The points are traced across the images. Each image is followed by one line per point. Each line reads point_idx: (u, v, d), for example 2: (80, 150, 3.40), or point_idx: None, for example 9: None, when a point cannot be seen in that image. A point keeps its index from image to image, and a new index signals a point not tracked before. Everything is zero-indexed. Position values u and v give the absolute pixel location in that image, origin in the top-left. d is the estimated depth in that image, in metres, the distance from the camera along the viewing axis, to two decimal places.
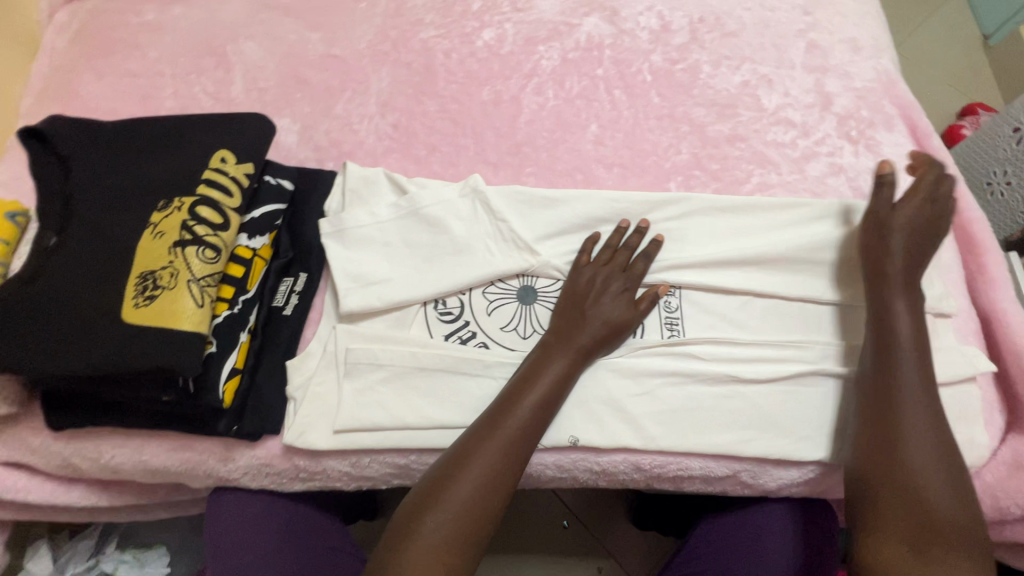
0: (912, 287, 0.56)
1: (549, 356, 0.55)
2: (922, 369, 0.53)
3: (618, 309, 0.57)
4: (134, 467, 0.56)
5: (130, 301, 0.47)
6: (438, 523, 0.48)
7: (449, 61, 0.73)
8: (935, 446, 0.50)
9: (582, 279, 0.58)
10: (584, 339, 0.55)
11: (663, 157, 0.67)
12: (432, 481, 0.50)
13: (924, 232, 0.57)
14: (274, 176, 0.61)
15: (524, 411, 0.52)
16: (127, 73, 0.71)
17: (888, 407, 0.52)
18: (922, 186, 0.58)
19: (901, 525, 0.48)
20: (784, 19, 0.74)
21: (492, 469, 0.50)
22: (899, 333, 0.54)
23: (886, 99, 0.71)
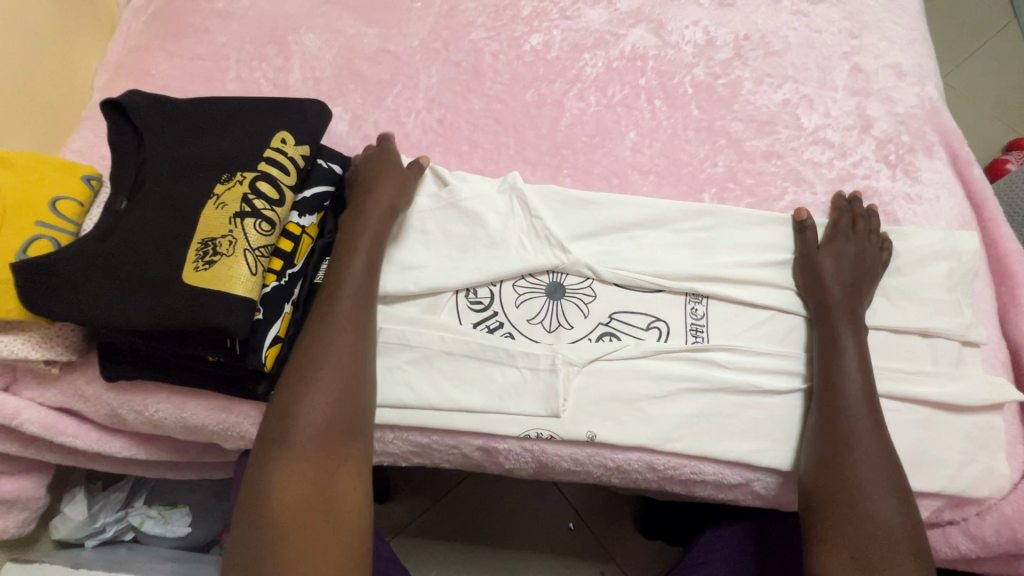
0: (855, 316, 0.58)
1: (353, 239, 0.59)
2: (869, 391, 0.55)
3: (391, 182, 0.62)
4: (175, 422, 0.60)
5: (191, 264, 0.51)
6: (303, 423, 0.51)
7: (497, 62, 0.76)
8: (881, 467, 0.52)
9: (357, 174, 0.64)
10: (382, 209, 0.60)
11: (698, 168, 0.69)
12: (278, 416, 0.52)
13: (854, 265, 0.60)
14: (326, 160, 0.64)
15: (343, 312, 0.55)
16: (196, 56, 0.76)
17: (838, 429, 0.53)
18: (840, 225, 0.63)
19: (850, 542, 0.50)
20: (830, 41, 0.75)
21: (342, 363, 0.53)
22: (846, 361, 0.56)
23: (928, 125, 0.71)
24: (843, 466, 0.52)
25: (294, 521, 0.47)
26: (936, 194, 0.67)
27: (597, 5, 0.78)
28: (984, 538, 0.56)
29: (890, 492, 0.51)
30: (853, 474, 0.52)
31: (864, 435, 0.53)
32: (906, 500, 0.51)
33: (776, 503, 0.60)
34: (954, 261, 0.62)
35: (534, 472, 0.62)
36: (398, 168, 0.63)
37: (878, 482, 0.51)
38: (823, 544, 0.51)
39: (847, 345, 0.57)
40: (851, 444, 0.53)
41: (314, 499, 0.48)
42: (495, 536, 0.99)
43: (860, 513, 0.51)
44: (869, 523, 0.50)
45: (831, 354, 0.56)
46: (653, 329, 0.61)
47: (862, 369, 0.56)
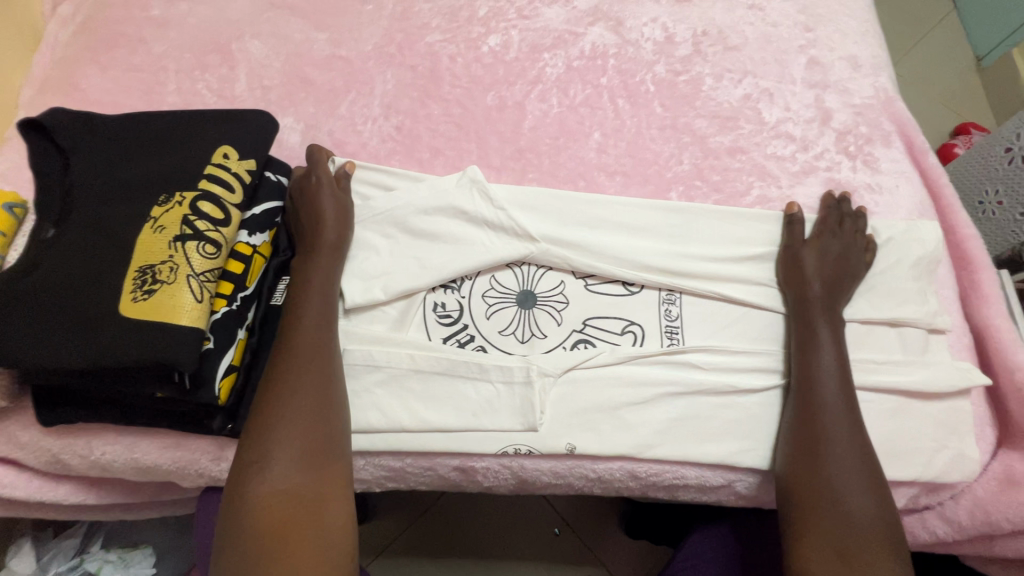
0: (833, 311, 0.58)
1: (306, 266, 0.57)
2: (844, 384, 0.55)
3: (335, 201, 0.59)
4: (125, 464, 0.55)
5: (128, 295, 0.46)
6: (278, 447, 0.48)
7: (454, 65, 0.73)
8: (859, 461, 0.52)
9: (293, 199, 0.60)
10: (329, 236, 0.58)
11: (665, 166, 0.68)
12: (250, 442, 0.48)
13: (835, 257, 0.60)
14: (274, 173, 0.60)
15: (310, 332, 0.53)
16: (131, 67, 0.71)
17: (814, 424, 0.53)
18: (827, 220, 0.63)
19: (832, 536, 0.50)
20: (786, 35, 0.75)
21: (312, 382, 0.51)
22: (822, 356, 0.56)
23: (884, 116, 0.72)
24: (822, 460, 0.52)
25: (280, 545, 0.44)
26: (895, 183, 0.68)
27: (555, 4, 0.76)
28: (959, 521, 0.57)
29: (866, 483, 0.51)
30: (829, 470, 0.51)
31: (841, 430, 0.53)
32: (881, 490, 0.51)
33: (757, 502, 0.60)
34: (918, 249, 0.63)
35: (514, 488, 0.60)
36: (337, 196, 0.59)
37: (856, 476, 0.51)
38: (806, 536, 0.51)
39: (824, 339, 0.56)
40: (829, 439, 0.52)
41: (299, 521, 0.46)
42: (482, 548, 0.98)
43: (838, 509, 0.50)
44: (846, 516, 0.50)
45: (810, 348, 0.56)
46: (628, 334, 0.59)
47: (838, 364, 0.55)
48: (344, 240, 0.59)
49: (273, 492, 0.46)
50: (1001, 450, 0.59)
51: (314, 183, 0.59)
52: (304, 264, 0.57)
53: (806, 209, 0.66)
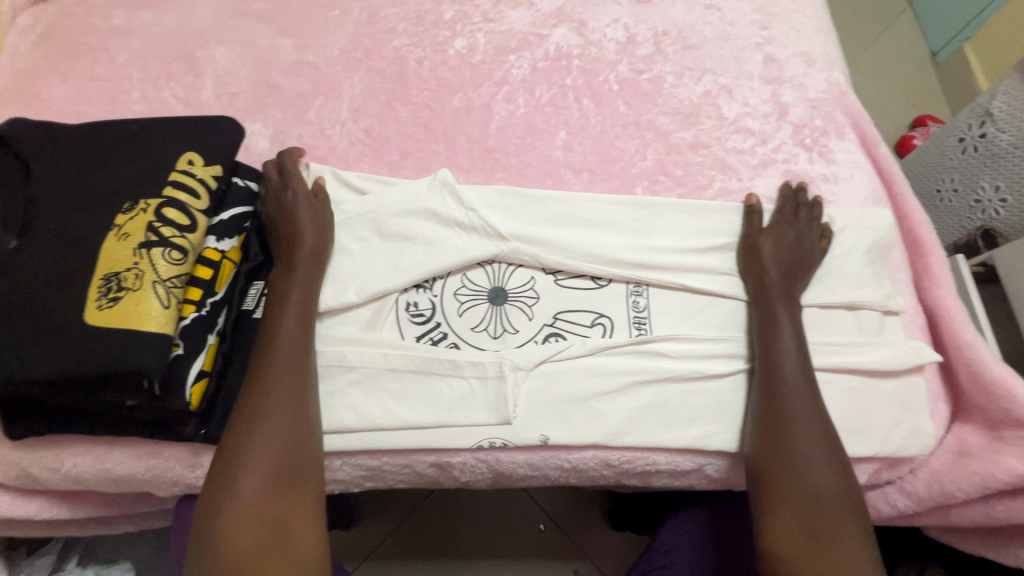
0: (791, 296, 0.61)
1: (284, 281, 0.57)
2: (803, 365, 0.57)
3: (313, 216, 0.59)
4: (97, 476, 0.55)
5: (93, 302, 0.46)
6: (248, 472, 0.48)
7: (422, 68, 0.74)
8: (820, 438, 0.54)
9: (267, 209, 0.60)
10: (306, 250, 0.58)
11: (629, 163, 0.70)
12: (224, 460, 0.49)
13: (793, 246, 0.63)
14: (241, 179, 0.61)
15: (285, 348, 0.53)
16: (94, 77, 0.71)
17: (778, 404, 0.55)
18: (784, 211, 0.65)
19: (799, 512, 0.52)
20: (743, 33, 0.78)
21: (286, 404, 0.51)
22: (781, 338, 0.58)
23: (837, 109, 0.75)
24: (788, 440, 0.54)
25: (247, 569, 0.45)
26: (850, 173, 0.71)
27: (519, 6, 0.78)
28: (918, 494, 0.60)
29: (831, 461, 0.53)
30: (794, 449, 0.53)
31: (802, 409, 0.55)
32: (844, 467, 0.53)
33: (727, 485, 0.61)
34: (871, 235, 0.66)
35: (491, 482, 0.61)
36: (316, 209, 0.60)
37: (818, 453, 0.53)
38: (773, 518, 0.52)
39: (782, 322, 0.59)
40: (791, 419, 0.54)
41: (269, 541, 0.47)
42: (468, 547, 0.98)
43: (802, 485, 0.52)
44: (810, 494, 0.52)
45: (771, 332, 0.58)
46: (597, 326, 0.61)
47: (796, 346, 0.58)
48: (323, 253, 0.59)
49: (243, 516, 0.47)
50: (955, 424, 0.61)
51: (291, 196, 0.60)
52: (282, 276, 0.57)
53: (765, 200, 0.69)
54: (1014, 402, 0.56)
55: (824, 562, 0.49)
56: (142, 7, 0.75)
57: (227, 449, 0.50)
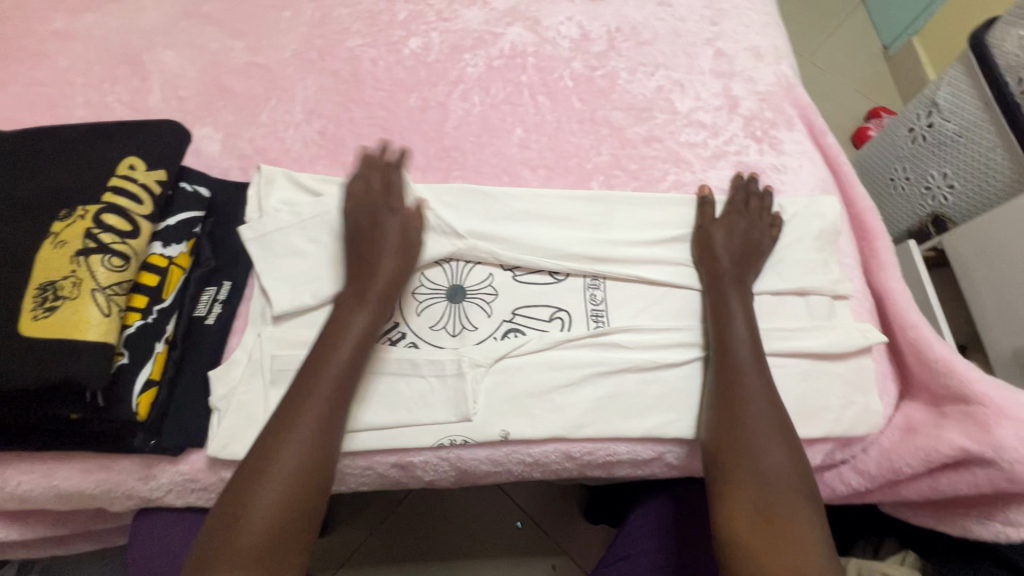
0: (742, 284, 0.62)
1: (346, 311, 0.56)
2: (754, 348, 0.58)
3: (398, 248, 0.58)
4: (44, 493, 0.53)
5: (28, 314, 0.45)
6: (256, 509, 0.46)
7: (376, 69, 0.74)
8: (769, 418, 0.56)
9: (353, 224, 0.59)
10: (379, 282, 0.57)
11: (585, 158, 0.70)
12: (237, 487, 0.47)
13: (744, 234, 0.64)
14: (190, 184, 0.60)
15: (327, 381, 0.52)
16: (34, 83, 0.68)
17: (730, 386, 0.56)
18: (734, 201, 0.67)
19: (752, 492, 0.53)
20: (694, 29, 0.80)
21: (311, 445, 0.49)
22: (734, 323, 0.59)
23: (786, 101, 0.77)
24: (740, 423, 0.55)
25: None
26: (799, 163, 0.73)
27: (473, 5, 0.78)
28: (870, 472, 0.61)
29: (780, 441, 0.55)
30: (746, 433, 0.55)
31: (752, 391, 0.56)
32: (793, 447, 0.55)
33: (688, 471, 0.63)
34: (819, 221, 0.68)
35: (455, 480, 0.61)
36: (405, 239, 0.59)
37: (769, 435, 0.55)
38: (730, 502, 0.53)
39: (734, 307, 0.60)
40: (742, 401, 0.56)
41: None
42: (445, 549, 0.98)
43: (753, 465, 0.53)
44: (763, 476, 0.53)
45: (724, 317, 0.60)
46: (556, 320, 0.61)
47: (748, 333, 0.59)
48: (394, 292, 0.58)
49: (245, 546, 0.45)
50: (903, 402, 0.64)
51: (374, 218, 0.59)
52: (350, 303, 0.56)
53: (718, 191, 0.70)
54: (955, 377, 0.58)
55: (776, 545, 0.50)
56: (84, 11, 0.73)
57: (245, 472, 0.48)
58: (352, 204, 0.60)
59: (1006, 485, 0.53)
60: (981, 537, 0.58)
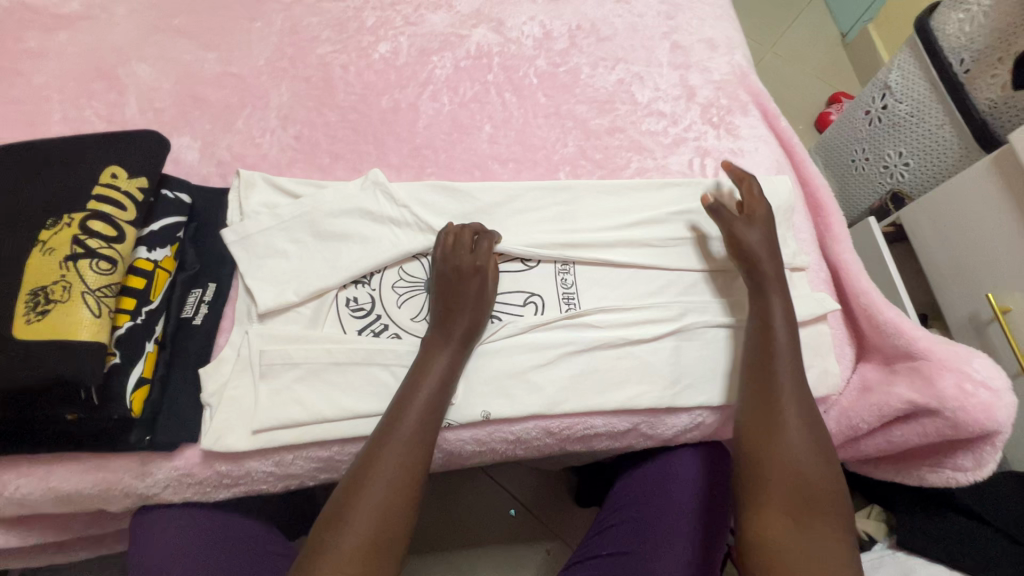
0: (781, 281, 0.64)
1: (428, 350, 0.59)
2: (793, 353, 0.59)
3: (479, 292, 0.61)
4: (42, 496, 0.55)
5: (21, 318, 0.47)
6: (354, 525, 0.49)
7: (347, 74, 0.76)
8: (803, 421, 0.56)
9: (440, 276, 0.62)
10: (462, 325, 0.59)
11: (552, 150, 0.74)
12: (337, 499, 0.51)
13: (770, 234, 0.65)
14: (171, 191, 0.62)
15: (418, 411, 0.55)
16: (10, 100, 0.70)
17: (769, 390, 0.57)
18: (753, 198, 0.67)
19: (788, 497, 0.52)
20: (650, 24, 0.84)
21: (401, 469, 0.52)
22: (775, 327, 0.60)
23: (740, 88, 0.81)
24: (778, 426, 0.55)
25: None
26: (754, 146, 0.77)
27: (439, 9, 0.81)
28: (831, 431, 0.66)
29: (813, 450, 0.55)
30: (783, 437, 0.55)
31: (790, 394, 0.57)
32: (826, 455, 0.55)
33: (662, 440, 0.66)
34: (774, 201, 0.72)
35: (443, 461, 0.64)
36: (483, 292, 0.61)
37: (805, 441, 0.55)
38: (762, 510, 0.53)
39: (775, 310, 0.61)
40: (780, 404, 0.56)
41: None
42: (442, 540, 1.01)
43: (789, 468, 0.53)
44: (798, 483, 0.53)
45: (765, 323, 0.61)
46: (529, 304, 0.65)
47: (789, 336, 0.60)
48: (475, 334, 0.60)
49: (345, 559, 0.48)
50: (860, 364, 0.68)
51: (476, 267, 0.61)
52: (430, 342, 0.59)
53: (680, 176, 0.74)
54: (902, 337, 0.62)
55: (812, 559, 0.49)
56: (56, 29, 0.75)
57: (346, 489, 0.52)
58: (440, 260, 0.62)
59: (951, 433, 0.58)
60: (933, 484, 0.63)
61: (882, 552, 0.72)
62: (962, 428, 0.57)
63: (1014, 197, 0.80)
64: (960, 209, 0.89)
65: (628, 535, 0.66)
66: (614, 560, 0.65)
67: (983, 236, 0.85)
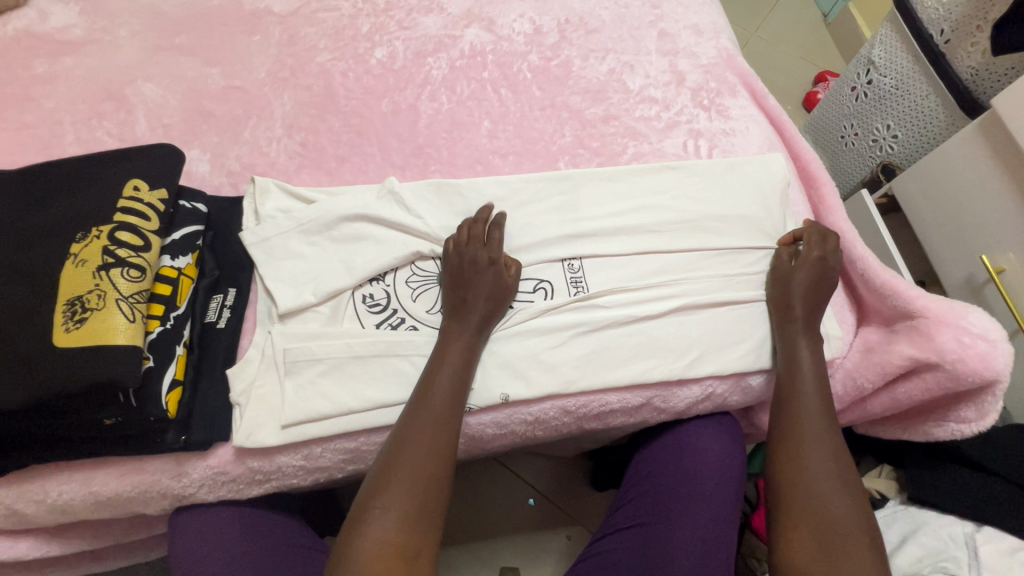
0: (813, 331, 0.65)
1: (446, 338, 0.61)
2: (824, 398, 0.62)
3: (492, 286, 0.63)
4: (85, 501, 0.57)
5: (61, 327, 0.49)
6: (395, 495, 0.52)
7: (347, 80, 0.79)
8: (832, 460, 0.58)
9: (453, 266, 0.64)
10: (478, 314, 0.62)
11: (550, 141, 0.76)
12: (376, 472, 0.54)
13: (818, 282, 0.66)
14: (188, 201, 0.65)
15: (443, 395, 0.57)
16: (24, 126, 0.72)
17: (793, 429, 0.61)
18: (815, 240, 0.69)
19: (812, 529, 0.55)
20: (636, 14, 0.86)
21: (433, 445, 0.55)
22: (802, 373, 0.63)
23: (728, 71, 0.84)
24: (804, 462, 0.58)
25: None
26: (745, 125, 0.80)
27: (431, 13, 0.84)
28: (837, 393, 0.68)
29: (841, 486, 0.56)
30: (809, 472, 0.57)
31: (819, 436, 0.59)
32: (856, 493, 0.56)
33: (675, 413, 0.69)
34: (769, 178, 0.75)
35: (465, 446, 0.66)
36: (499, 284, 0.63)
37: (833, 474, 0.57)
38: (789, 535, 0.56)
39: (803, 357, 0.63)
40: (805, 442, 0.59)
41: (401, 562, 0.49)
42: (465, 532, 1.03)
43: (815, 503, 0.56)
44: (827, 515, 0.55)
45: (792, 363, 0.63)
46: (539, 291, 0.67)
47: (817, 378, 0.63)
48: (490, 321, 0.63)
49: (392, 524, 0.50)
50: (862, 328, 0.70)
51: (490, 259, 0.64)
52: (447, 330, 0.62)
53: (676, 159, 0.77)
54: (899, 298, 0.65)
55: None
56: (63, 54, 0.77)
57: (383, 463, 0.54)
58: (452, 251, 0.65)
59: (952, 385, 0.60)
60: (939, 438, 0.65)
61: (892, 509, 0.74)
62: (962, 379, 0.59)
63: (999, 159, 0.83)
64: (949, 175, 0.91)
65: (648, 507, 0.69)
66: (636, 532, 0.67)
67: (971, 199, 0.88)
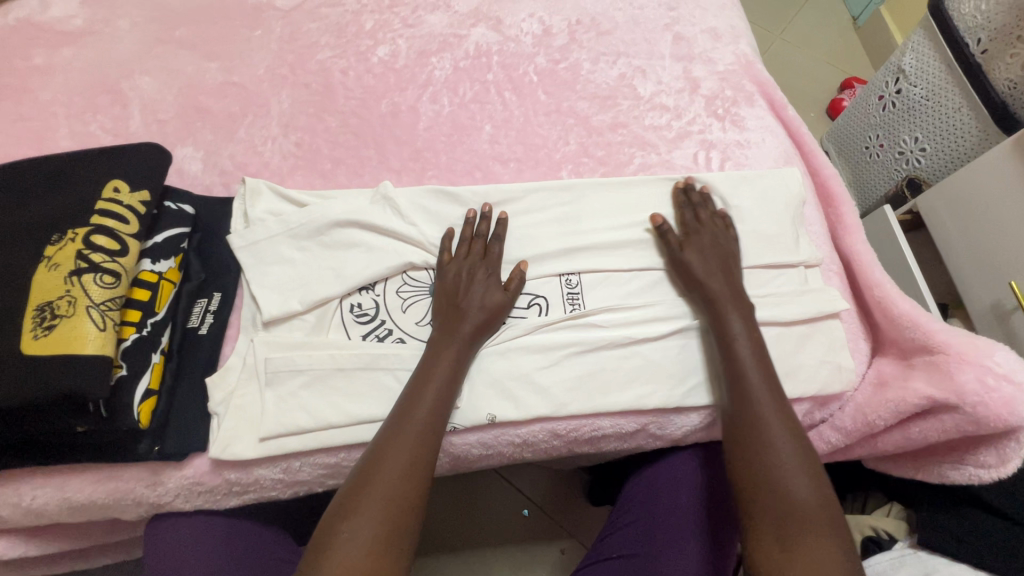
0: (737, 298, 0.61)
1: (435, 355, 0.58)
2: (765, 368, 0.57)
3: (482, 299, 0.60)
4: (58, 506, 0.56)
5: (29, 334, 0.48)
6: (363, 516, 0.49)
7: (347, 78, 0.76)
8: (790, 438, 0.53)
9: (448, 278, 0.62)
10: (466, 328, 0.59)
11: (554, 149, 0.73)
12: (349, 492, 0.51)
13: (716, 255, 0.64)
14: (174, 203, 0.63)
15: (423, 416, 0.54)
16: (19, 118, 0.71)
17: (745, 410, 0.55)
18: (686, 221, 0.67)
19: (772, 521, 0.49)
20: (652, 16, 0.82)
21: (408, 466, 0.52)
22: (737, 347, 0.58)
23: (746, 78, 0.79)
24: (761, 445, 0.53)
25: None
26: (762, 137, 0.75)
27: (437, 10, 0.81)
28: (846, 427, 0.64)
29: (803, 469, 0.51)
30: (766, 457, 0.52)
31: (771, 414, 0.54)
32: (818, 476, 0.51)
33: (674, 440, 0.66)
34: (786, 194, 0.71)
35: (450, 466, 0.64)
36: (493, 300, 0.60)
37: (789, 454, 0.52)
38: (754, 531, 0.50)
39: (734, 330, 0.59)
40: (761, 424, 0.54)
41: None
42: (457, 539, 1.01)
43: (774, 494, 0.50)
44: (787, 504, 0.50)
45: (726, 344, 0.58)
46: (533, 306, 0.64)
47: (752, 351, 0.58)
48: (481, 332, 0.60)
49: (357, 551, 0.47)
50: (876, 359, 0.66)
51: (489, 274, 0.62)
52: (434, 344, 0.59)
53: (685, 171, 0.73)
54: (918, 330, 0.60)
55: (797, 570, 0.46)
56: (62, 45, 0.76)
57: (356, 484, 0.51)
58: (448, 263, 0.63)
59: (972, 428, 0.56)
60: (954, 481, 0.61)
61: (902, 552, 0.69)
62: (983, 424, 0.55)
63: None
64: (979, 195, 0.86)
65: (636, 537, 0.66)
66: (625, 564, 0.64)
67: (1001, 223, 0.83)
